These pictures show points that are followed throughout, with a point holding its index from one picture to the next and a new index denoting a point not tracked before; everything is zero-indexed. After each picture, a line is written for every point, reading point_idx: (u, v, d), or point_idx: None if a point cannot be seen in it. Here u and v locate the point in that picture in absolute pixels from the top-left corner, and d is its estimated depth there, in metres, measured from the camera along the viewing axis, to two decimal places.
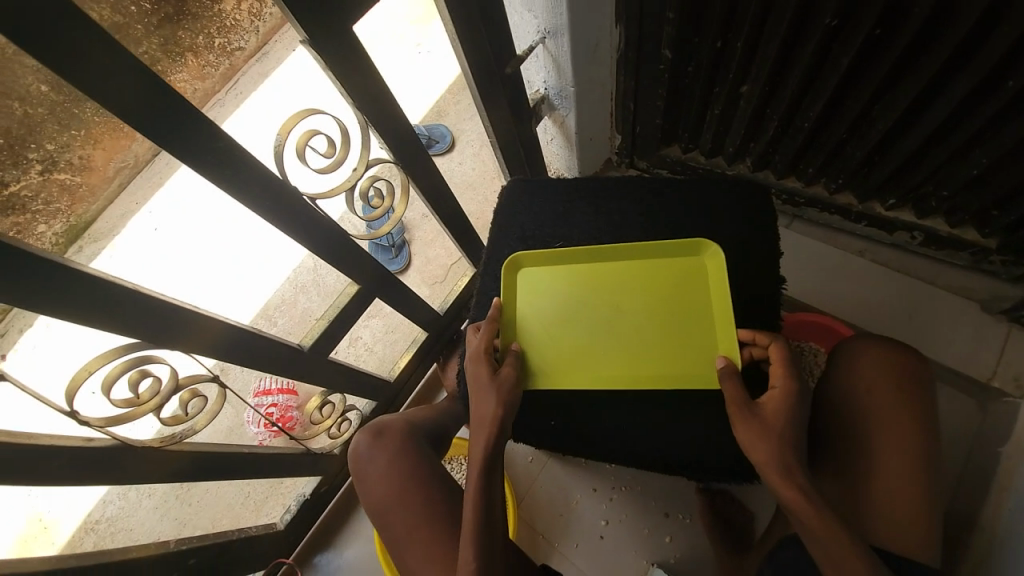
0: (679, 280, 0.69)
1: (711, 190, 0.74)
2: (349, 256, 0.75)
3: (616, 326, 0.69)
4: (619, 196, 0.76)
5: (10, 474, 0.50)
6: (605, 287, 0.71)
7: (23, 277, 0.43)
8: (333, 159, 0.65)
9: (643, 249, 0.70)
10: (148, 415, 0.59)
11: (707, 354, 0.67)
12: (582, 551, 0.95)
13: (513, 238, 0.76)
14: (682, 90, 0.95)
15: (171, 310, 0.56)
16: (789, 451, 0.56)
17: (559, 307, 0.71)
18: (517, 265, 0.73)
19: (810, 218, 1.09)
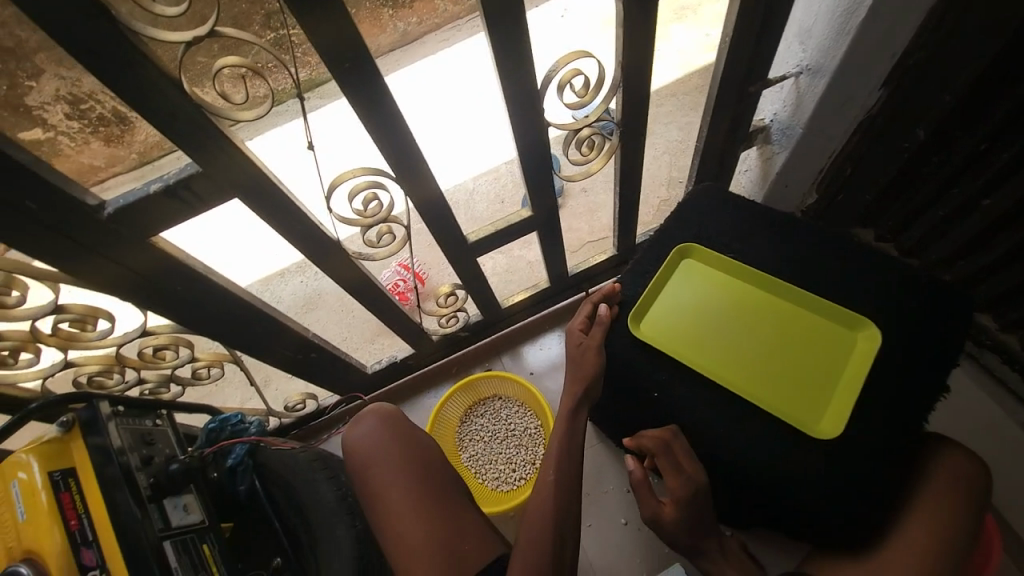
0: (826, 343, 0.72)
1: (903, 274, 0.71)
2: (540, 180, 0.85)
3: (749, 345, 0.74)
4: (804, 239, 0.76)
5: (275, 217, 0.67)
6: (753, 312, 0.75)
7: (360, 76, 0.57)
8: (579, 99, 0.75)
9: (804, 295, 0.74)
10: (362, 228, 0.75)
11: (820, 408, 0.69)
12: (592, 532, 1.01)
13: (685, 230, 0.81)
14: (915, 177, 0.91)
15: (414, 153, 0.69)
16: (686, 514, 0.69)
17: (705, 309, 0.77)
18: (687, 257, 0.80)
19: (987, 367, 0.98)
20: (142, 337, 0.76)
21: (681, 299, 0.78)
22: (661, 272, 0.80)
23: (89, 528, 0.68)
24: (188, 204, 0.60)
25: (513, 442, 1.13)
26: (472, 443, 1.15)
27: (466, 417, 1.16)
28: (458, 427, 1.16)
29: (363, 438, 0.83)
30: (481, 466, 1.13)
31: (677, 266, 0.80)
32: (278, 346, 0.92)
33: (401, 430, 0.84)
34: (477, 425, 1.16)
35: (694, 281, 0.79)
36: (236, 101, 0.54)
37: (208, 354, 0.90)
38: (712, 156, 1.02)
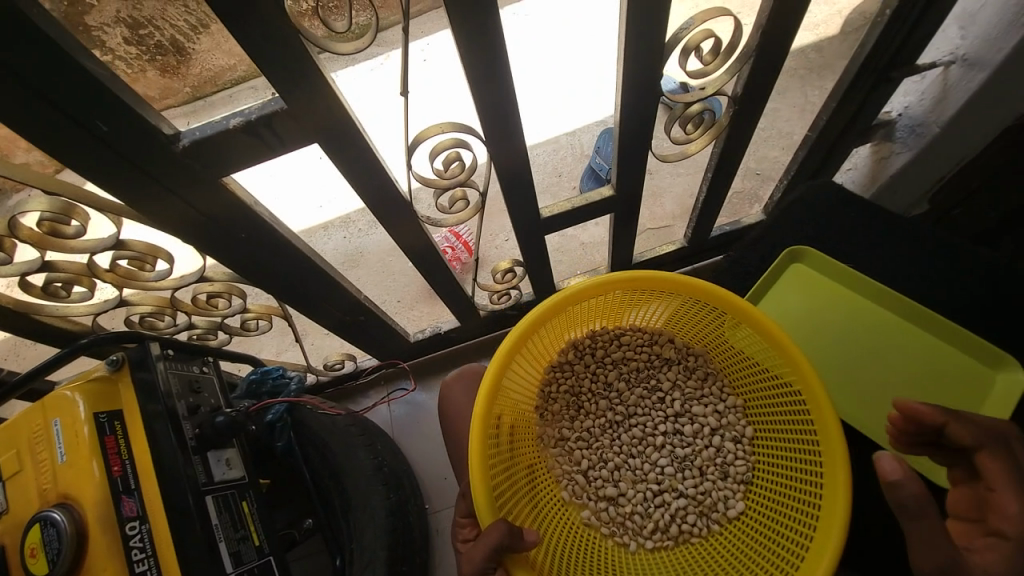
0: (964, 375, 0.66)
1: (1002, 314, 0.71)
2: (633, 159, 0.78)
3: (859, 364, 0.70)
4: (909, 264, 0.77)
5: (348, 169, 0.61)
6: (877, 331, 0.70)
7: (474, 23, 0.49)
8: (703, 66, 0.66)
9: (937, 323, 0.67)
10: (438, 189, 0.68)
11: None
12: None
13: (793, 233, 0.81)
14: None
15: (513, 119, 0.62)
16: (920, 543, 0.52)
17: (808, 317, 0.74)
18: (794, 258, 0.76)
19: None
20: (197, 282, 0.73)
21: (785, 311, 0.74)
22: (765, 278, 0.76)
23: (135, 475, 0.66)
24: (268, 148, 0.54)
25: (675, 426, 0.86)
26: (558, 395, 0.86)
27: (568, 388, 0.87)
28: (562, 406, 0.86)
29: None
30: (611, 474, 0.84)
31: (781, 269, 0.76)
32: (329, 304, 0.87)
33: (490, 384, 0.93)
34: (599, 406, 0.88)
35: (807, 292, 0.74)
36: (331, 28, 0.47)
37: (260, 307, 0.86)
38: (820, 151, 0.91)
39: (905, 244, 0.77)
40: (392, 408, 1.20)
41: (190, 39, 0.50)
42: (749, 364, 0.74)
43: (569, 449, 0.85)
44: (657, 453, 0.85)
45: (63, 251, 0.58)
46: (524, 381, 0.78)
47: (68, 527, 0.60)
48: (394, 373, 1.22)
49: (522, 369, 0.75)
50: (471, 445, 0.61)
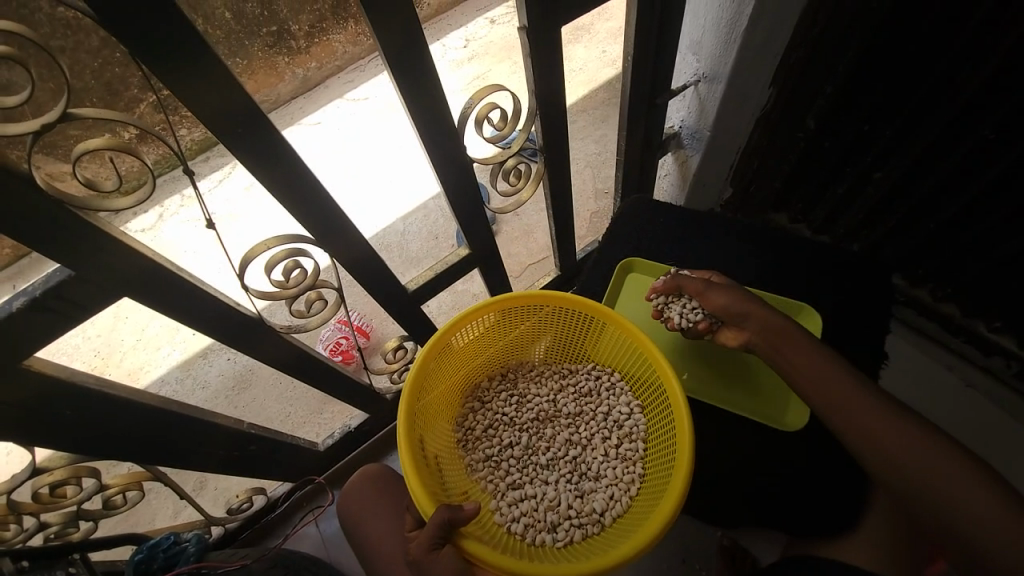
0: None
1: (800, 264, 0.87)
2: (473, 216, 0.84)
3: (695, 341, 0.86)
4: (723, 242, 0.90)
5: (173, 307, 0.59)
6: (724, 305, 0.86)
7: (258, 143, 0.53)
8: (500, 131, 0.76)
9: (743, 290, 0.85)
10: (285, 300, 0.68)
11: (771, 383, 0.80)
12: None
13: (629, 244, 0.93)
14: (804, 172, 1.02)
15: (338, 215, 0.65)
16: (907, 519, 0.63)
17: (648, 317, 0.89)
18: (629, 268, 0.90)
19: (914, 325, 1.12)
20: (33, 476, 0.63)
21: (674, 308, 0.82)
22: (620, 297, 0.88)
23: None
24: (67, 315, 0.51)
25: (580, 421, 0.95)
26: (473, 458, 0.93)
27: (484, 414, 0.95)
28: (481, 430, 0.93)
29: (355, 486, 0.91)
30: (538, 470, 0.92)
31: (621, 280, 0.90)
32: (207, 447, 0.79)
33: (389, 481, 0.91)
34: (515, 427, 0.95)
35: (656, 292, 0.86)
36: (109, 190, 0.48)
37: (121, 476, 0.76)
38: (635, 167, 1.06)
39: (717, 229, 0.91)
40: (321, 525, 1.10)
41: None
42: (596, 326, 0.88)
43: (493, 465, 0.91)
44: (562, 437, 0.95)
45: None
46: (439, 405, 0.86)
47: None
48: (315, 490, 1.12)
49: (434, 398, 0.84)
50: (398, 439, 0.69)
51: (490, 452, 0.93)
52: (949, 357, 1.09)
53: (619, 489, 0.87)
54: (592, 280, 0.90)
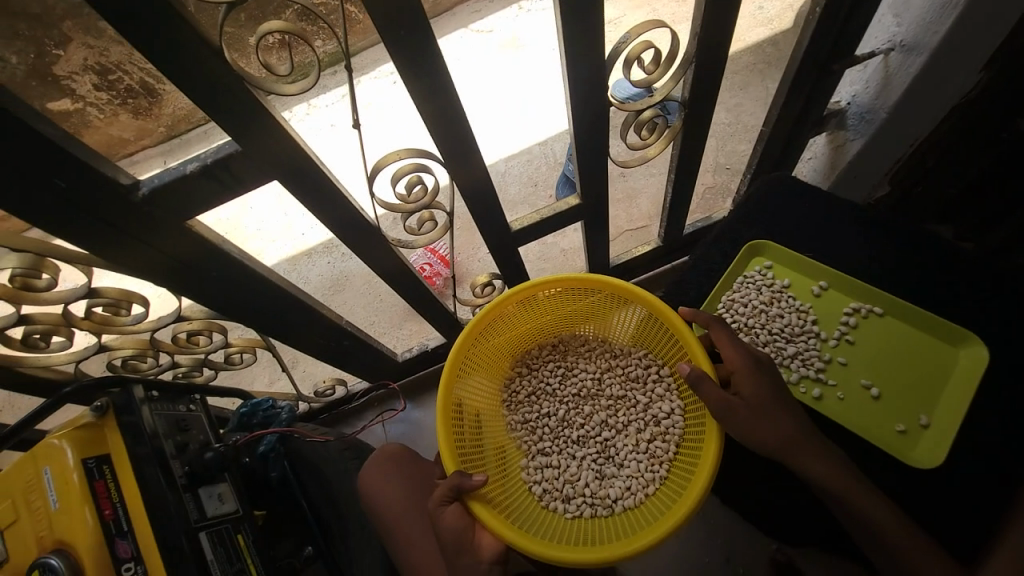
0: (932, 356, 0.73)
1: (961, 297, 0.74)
2: (589, 169, 0.80)
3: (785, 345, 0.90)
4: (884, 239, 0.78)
5: (309, 202, 0.63)
6: (878, 342, 0.77)
7: (420, 61, 0.52)
8: (647, 75, 0.67)
9: (909, 311, 0.75)
10: (404, 213, 0.71)
11: (906, 407, 0.72)
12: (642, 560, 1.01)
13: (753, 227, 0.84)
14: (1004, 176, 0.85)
15: (470, 144, 0.64)
16: None
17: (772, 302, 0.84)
18: (759, 249, 0.85)
19: None
20: (176, 322, 0.74)
21: (832, 341, 0.79)
22: (745, 280, 0.85)
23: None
24: (229, 188, 0.56)
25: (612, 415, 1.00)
26: (526, 408, 1.02)
27: (530, 381, 1.03)
28: (526, 394, 1.02)
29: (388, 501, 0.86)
30: (569, 443, 1.00)
31: (747, 260, 0.85)
32: (310, 332, 0.88)
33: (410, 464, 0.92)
34: (563, 397, 1.02)
35: (804, 296, 0.83)
36: (282, 76, 0.49)
37: (242, 339, 0.88)
38: (778, 144, 0.94)
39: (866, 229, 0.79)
40: (386, 428, 1.22)
41: (156, 84, 0.61)
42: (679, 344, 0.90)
43: (531, 433, 1.01)
44: (601, 419, 1.00)
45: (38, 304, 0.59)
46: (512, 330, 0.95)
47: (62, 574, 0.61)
48: (391, 393, 1.23)
49: (480, 356, 0.89)
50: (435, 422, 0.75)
51: (534, 425, 1.02)
52: None
53: (642, 482, 0.91)
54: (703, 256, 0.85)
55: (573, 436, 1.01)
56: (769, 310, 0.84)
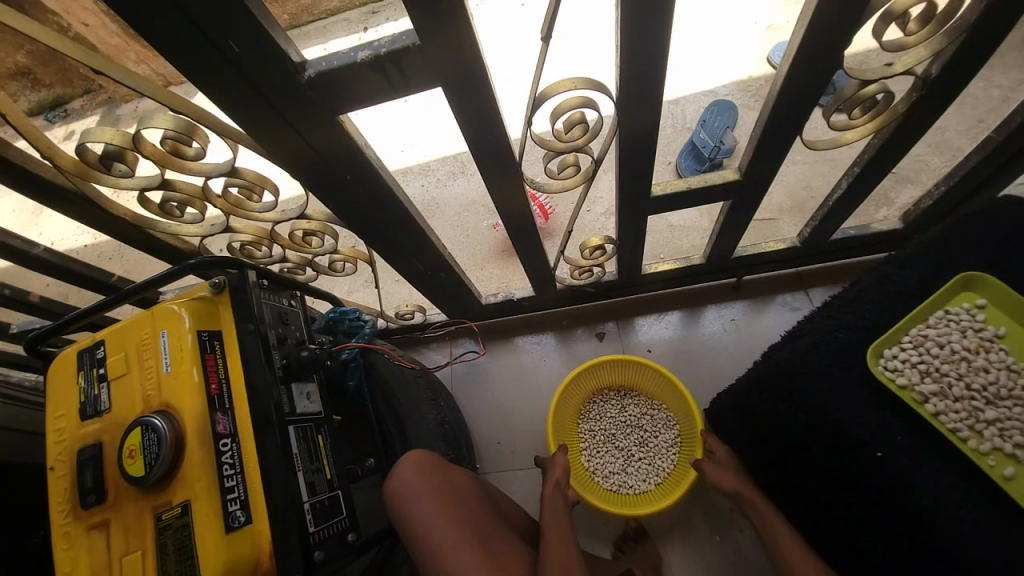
0: None
1: None
2: (774, 142, 0.67)
3: None
4: None
5: (462, 114, 0.56)
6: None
7: None
8: (902, 36, 0.54)
9: None
10: (554, 151, 0.62)
11: None
12: (693, 549, 0.94)
13: None
14: None
15: (660, 83, 0.54)
16: None
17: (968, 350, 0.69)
18: (970, 285, 0.70)
19: None
20: (298, 219, 0.73)
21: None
22: (945, 316, 0.70)
23: (238, 458, 0.65)
24: (391, 85, 0.50)
25: (661, 437, 1.01)
26: (589, 421, 1.04)
27: (595, 404, 1.04)
28: (589, 410, 1.04)
29: (426, 506, 0.72)
30: (620, 454, 1.01)
31: (954, 292, 0.71)
32: (414, 256, 0.86)
33: (445, 473, 0.77)
34: (622, 417, 1.03)
35: (1019, 357, 0.67)
36: None
37: (349, 249, 0.87)
38: (1003, 156, 0.76)
39: None
40: (453, 367, 1.22)
41: None
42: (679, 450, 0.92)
43: (592, 445, 1.03)
44: (648, 439, 1.01)
45: (183, 172, 0.58)
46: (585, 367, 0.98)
47: (169, 435, 0.63)
48: (466, 329, 1.22)
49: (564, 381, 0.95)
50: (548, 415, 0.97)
51: (596, 441, 1.03)
52: None
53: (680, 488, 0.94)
54: None
55: (624, 452, 1.02)
56: (969, 359, 0.69)
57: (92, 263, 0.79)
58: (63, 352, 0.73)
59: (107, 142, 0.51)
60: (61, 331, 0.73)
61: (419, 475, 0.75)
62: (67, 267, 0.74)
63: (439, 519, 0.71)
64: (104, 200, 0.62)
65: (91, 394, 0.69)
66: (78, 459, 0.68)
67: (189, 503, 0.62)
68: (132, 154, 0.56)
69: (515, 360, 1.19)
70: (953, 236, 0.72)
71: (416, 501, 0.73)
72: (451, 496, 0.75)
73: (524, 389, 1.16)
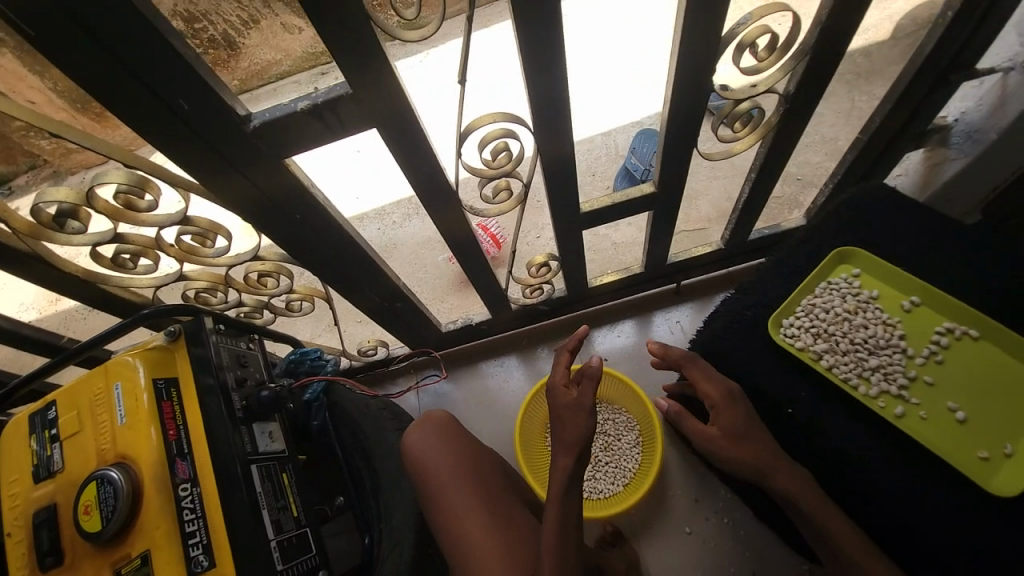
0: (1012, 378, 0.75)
1: None
2: (677, 156, 0.77)
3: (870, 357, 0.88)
4: None
5: (398, 151, 0.62)
6: (965, 367, 0.78)
7: (536, 21, 0.51)
8: (757, 63, 0.65)
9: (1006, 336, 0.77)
10: (485, 178, 0.70)
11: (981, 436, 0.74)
12: (661, 542, 0.97)
13: None
14: None
15: (567, 112, 0.63)
16: None
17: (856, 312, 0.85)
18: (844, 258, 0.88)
19: None
20: (251, 261, 0.76)
21: (916, 358, 0.81)
22: (829, 286, 0.87)
23: (199, 501, 0.65)
24: (330, 130, 0.56)
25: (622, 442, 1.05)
26: None
27: None
28: None
29: (435, 456, 0.84)
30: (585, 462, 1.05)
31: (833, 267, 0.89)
32: (369, 288, 0.89)
33: (457, 432, 0.89)
34: None
35: (894, 311, 0.84)
36: (406, 17, 0.49)
37: (304, 288, 0.90)
38: (870, 155, 0.89)
39: None
40: (420, 397, 1.23)
41: (240, 34, 0.57)
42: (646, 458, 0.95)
43: None
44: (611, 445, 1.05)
45: (136, 224, 0.61)
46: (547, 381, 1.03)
47: (126, 486, 0.62)
48: (429, 360, 1.24)
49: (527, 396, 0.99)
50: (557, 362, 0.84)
51: None
52: None
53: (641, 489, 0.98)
54: None
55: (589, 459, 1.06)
56: (852, 319, 0.86)
57: (40, 326, 0.78)
58: (10, 417, 0.71)
59: (60, 200, 0.54)
60: (7, 397, 0.72)
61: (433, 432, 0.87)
62: (14, 331, 0.74)
63: (448, 465, 0.83)
64: (58, 259, 0.64)
65: (39, 457, 0.68)
66: (28, 525, 0.65)
67: (150, 553, 0.61)
68: (85, 210, 0.59)
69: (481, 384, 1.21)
70: (838, 224, 0.86)
71: (429, 453, 0.85)
72: (459, 451, 0.86)
73: (491, 412, 1.18)
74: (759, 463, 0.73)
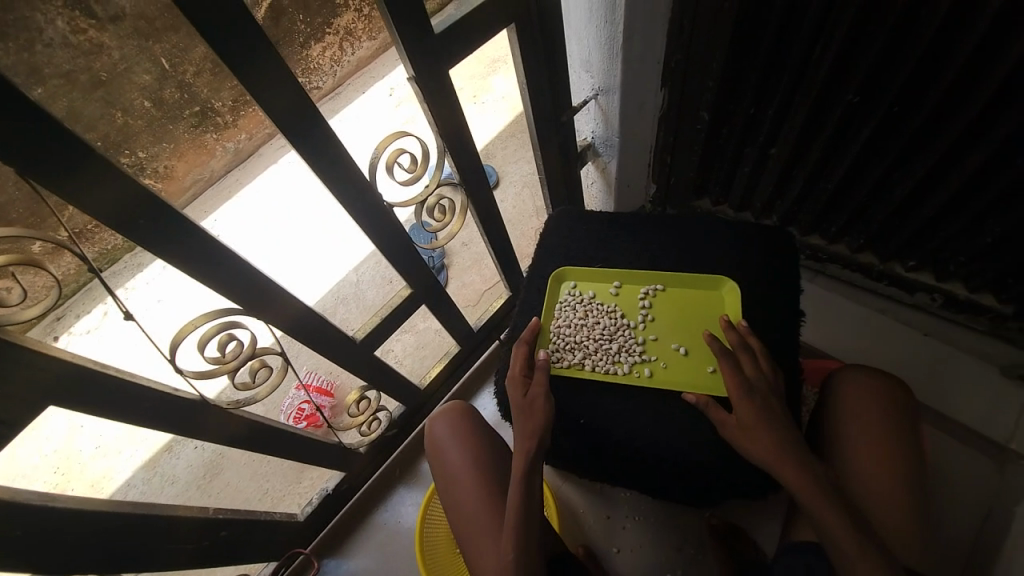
0: (706, 306, 0.86)
1: (726, 244, 0.90)
2: (407, 259, 0.84)
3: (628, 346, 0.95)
4: (659, 231, 0.93)
5: (101, 408, 0.56)
6: (672, 313, 0.88)
7: (167, 242, 0.52)
8: (411, 173, 0.76)
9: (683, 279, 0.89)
10: (226, 374, 0.67)
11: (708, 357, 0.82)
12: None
13: (557, 258, 0.95)
14: (715, 151, 1.08)
15: (269, 284, 0.65)
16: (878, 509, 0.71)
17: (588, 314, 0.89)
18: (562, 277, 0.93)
19: (833, 274, 1.19)
20: None
21: (641, 325, 0.88)
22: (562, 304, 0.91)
23: None
24: None
25: None
26: None
27: None
28: None
29: (449, 453, 0.86)
30: None
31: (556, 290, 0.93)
32: (172, 543, 0.76)
33: (473, 418, 0.90)
34: None
35: (607, 299, 0.91)
36: (13, 301, 0.46)
37: None
38: (558, 183, 1.10)
39: (645, 224, 0.94)
40: None
41: None
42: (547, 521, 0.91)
43: None
44: None
45: None
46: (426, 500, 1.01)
47: None
48: (304, 562, 1.07)
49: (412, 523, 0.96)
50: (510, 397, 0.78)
51: None
52: (881, 302, 1.15)
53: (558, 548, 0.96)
54: (528, 297, 0.93)
55: None
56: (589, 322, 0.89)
57: None
58: None
59: None
60: None
61: (447, 422, 0.89)
62: None
63: (460, 459, 0.85)
64: None
65: None
66: None
67: None
68: None
69: (375, 543, 1.10)
70: None
71: (446, 446, 0.87)
72: (471, 437, 0.87)
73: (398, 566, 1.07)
74: (771, 456, 0.64)
